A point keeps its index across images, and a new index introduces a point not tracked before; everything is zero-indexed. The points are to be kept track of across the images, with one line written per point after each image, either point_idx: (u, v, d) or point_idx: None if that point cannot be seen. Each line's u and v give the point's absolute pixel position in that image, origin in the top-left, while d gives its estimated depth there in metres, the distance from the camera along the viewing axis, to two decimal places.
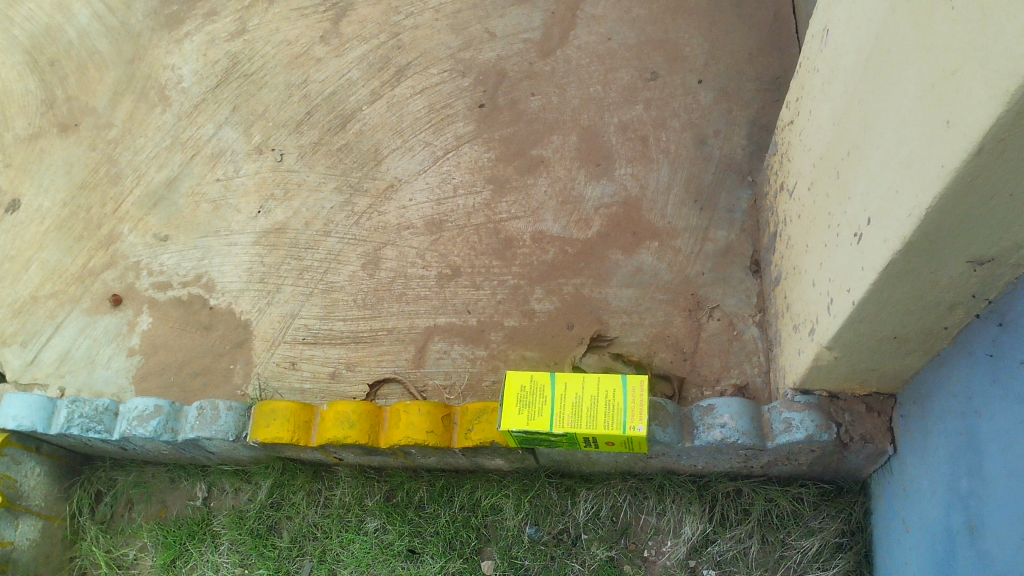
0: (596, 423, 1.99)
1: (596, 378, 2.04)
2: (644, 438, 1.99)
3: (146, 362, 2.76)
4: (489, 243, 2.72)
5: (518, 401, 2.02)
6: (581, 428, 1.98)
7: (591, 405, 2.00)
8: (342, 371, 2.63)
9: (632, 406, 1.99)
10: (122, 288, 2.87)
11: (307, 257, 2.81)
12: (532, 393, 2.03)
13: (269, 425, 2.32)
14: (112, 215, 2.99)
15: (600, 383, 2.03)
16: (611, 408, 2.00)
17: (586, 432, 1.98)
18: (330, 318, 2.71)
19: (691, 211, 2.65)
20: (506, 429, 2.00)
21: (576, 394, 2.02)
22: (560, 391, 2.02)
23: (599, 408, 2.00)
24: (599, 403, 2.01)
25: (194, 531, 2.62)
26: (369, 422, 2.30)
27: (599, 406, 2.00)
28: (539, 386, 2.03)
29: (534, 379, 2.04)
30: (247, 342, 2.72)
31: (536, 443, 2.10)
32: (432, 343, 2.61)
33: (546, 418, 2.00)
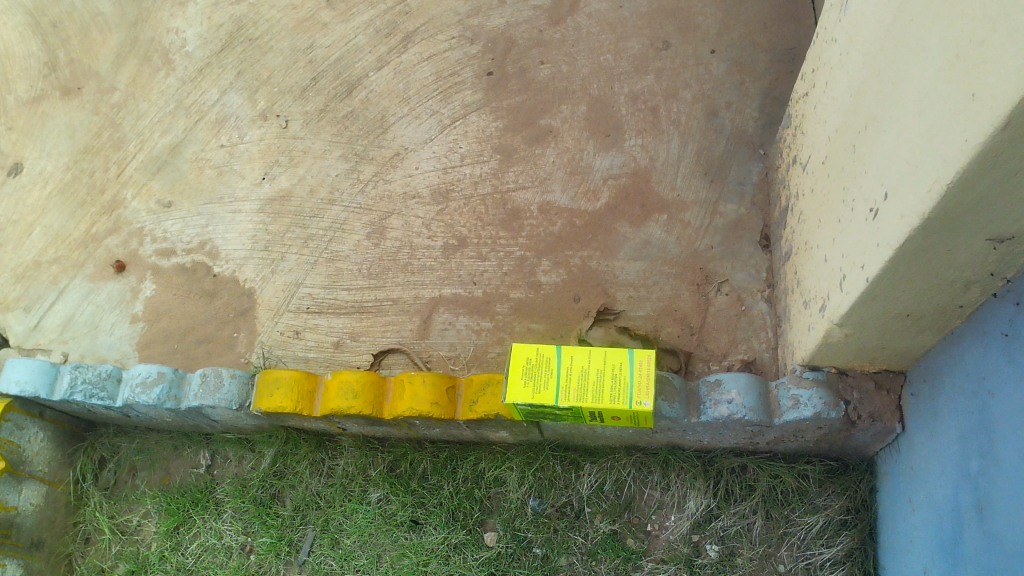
0: (603, 397, 1.96)
1: (603, 353, 2.01)
2: (651, 413, 1.97)
3: (150, 329, 2.74)
4: (496, 213, 2.69)
5: (523, 374, 2.00)
6: (589, 402, 1.96)
7: (598, 380, 1.98)
8: (346, 341, 2.62)
9: (639, 382, 1.97)
10: (125, 254, 2.85)
11: (312, 225, 2.78)
12: (539, 368, 2.00)
13: (273, 394, 2.30)
14: (115, 180, 2.96)
15: (608, 359, 2.00)
16: (621, 383, 1.97)
17: (594, 406, 1.96)
18: (334, 288, 2.69)
19: (701, 184, 2.61)
20: (511, 401, 1.98)
21: (585, 368, 1.99)
22: (568, 365, 2.00)
23: (608, 383, 1.98)
24: (607, 378, 1.98)
25: (197, 498, 2.64)
26: (373, 392, 2.28)
27: (608, 380, 1.98)
28: (546, 360, 2.01)
29: (541, 353, 2.02)
30: (250, 311, 2.71)
31: (541, 416, 2.08)
32: (437, 314, 2.60)
33: (554, 392, 1.98)
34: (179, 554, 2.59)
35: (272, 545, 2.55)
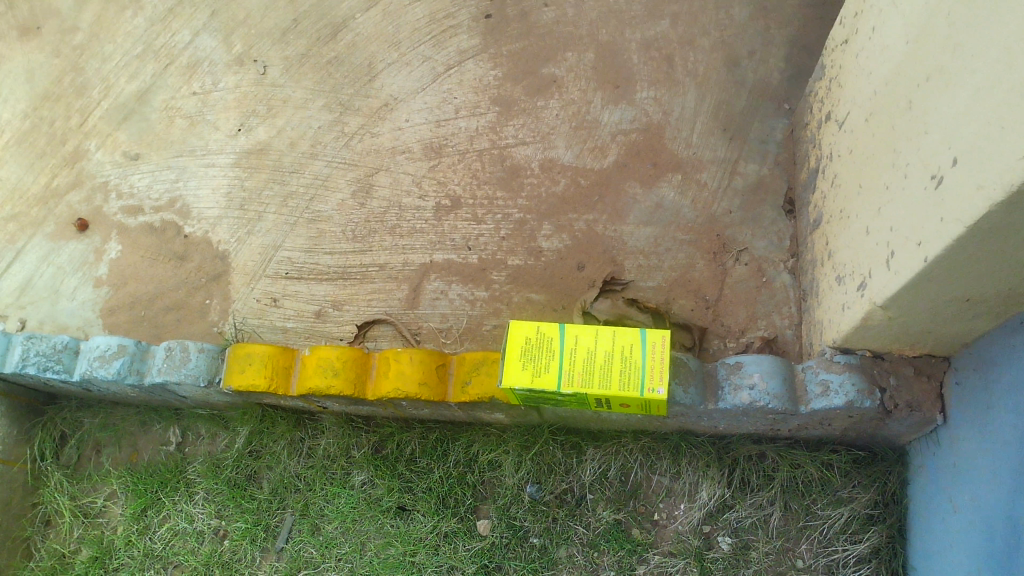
0: (611, 383, 1.75)
1: (612, 332, 1.79)
2: (664, 402, 1.76)
3: (115, 295, 2.52)
4: (493, 171, 2.45)
5: (521, 356, 1.78)
6: (595, 388, 1.75)
7: (606, 363, 1.76)
8: (328, 311, 2.40)
9: (651, 366, 1.75)
10: (88, 212, 2.61)
11: (292, 182, 2.54)
12: (539, 348, 1.78)
13: (245, 371, 2.08)
14: (77, 130, 2.70)
15: (617, 339, 1.78)
16: (631, 366, 1.76)
17: (600, 393, 1.75)
18: (316, 251, 2.46)
19: (719, 141, 2.37)
20: (508, 386, 1.76)
21: (591, 349, 1.77)
22: (572, 345, 1.78)
23: (617, 366, 1.76)
24: (616, 361, 1.76)
25: (166, 479, 2.44)
26: (355, 370, 2.06)
27: (617, 363, 1.76)
28: (548, 340, 1.79)
29: (541, 331, 1.80)
30: (224, 275, 2.49)
31: (541, 401, 1.87)
32: (428, 282, 2.37)
33: (555, 376, 1.76)
34: (146, 538, 2.40)
35: (246, 530, 2.36)
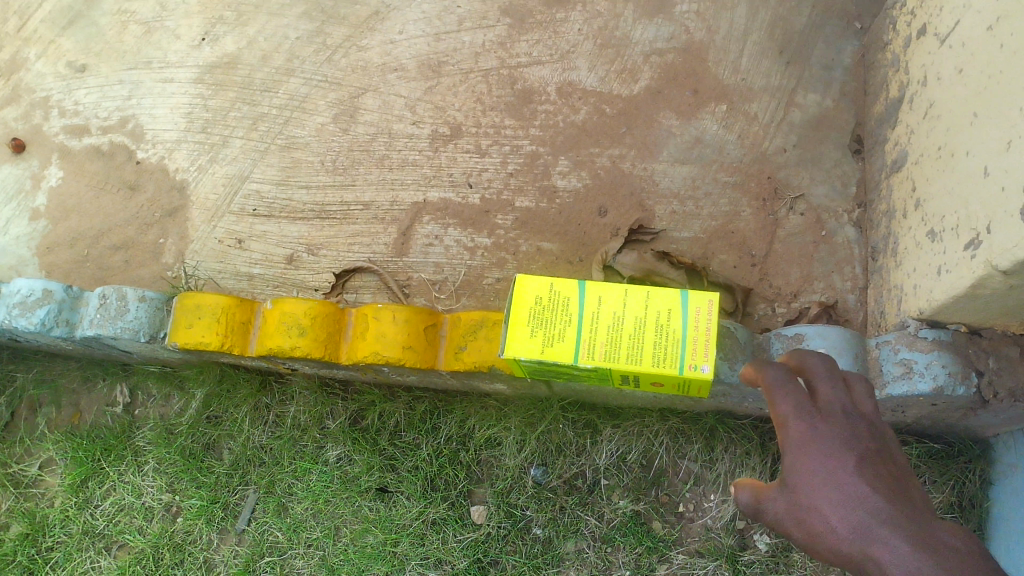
0: (644, 357, 1.38)
1: (645, 293, 1.42)
2: (709, 383, 1.39)
3: (55, 229, 2.15)
4: (502, 95, 2.05)
5: (529, 320, 1.41)
6: (623, 363, 1.38)
7: (638, 332, 1.40)
8: (301, 255, 2.03)
9: (693, 338, 1.38)
10: (26, 131, 2.23)
11: (263, 102, 2.15)
12: (553, 312, 1.41)
13: (193, 326, 1.72)
14: (15, 35, 2.30)
15: (652, 302, 1.41)
16: (669, 337, 1.39)
17: (629, 369, 1.38)
18: (289, 185, 2.08)
19: (774, 65, 1.97)
20: (511, 357, 1.40)
21: (618, 314, 1.41)
22: (595, 309, 1.41)
23: (651, 336, 1.39)
24: (650, 329, 1.40)
25: (110, 446, 2.09)
26: (327, 330, 1.70)
27: (651, 332, 1.39)
28: (564, 300, 1.42)
29: (555, 289, 1.42)
30: (181, 210, 2.11)
31: (552, 375, 1.51)
32: (420, 224, 2.00)
33: (574, 347, 1.39)
34: (87, 514, 2.07)
35: (202, 509, 2.02)
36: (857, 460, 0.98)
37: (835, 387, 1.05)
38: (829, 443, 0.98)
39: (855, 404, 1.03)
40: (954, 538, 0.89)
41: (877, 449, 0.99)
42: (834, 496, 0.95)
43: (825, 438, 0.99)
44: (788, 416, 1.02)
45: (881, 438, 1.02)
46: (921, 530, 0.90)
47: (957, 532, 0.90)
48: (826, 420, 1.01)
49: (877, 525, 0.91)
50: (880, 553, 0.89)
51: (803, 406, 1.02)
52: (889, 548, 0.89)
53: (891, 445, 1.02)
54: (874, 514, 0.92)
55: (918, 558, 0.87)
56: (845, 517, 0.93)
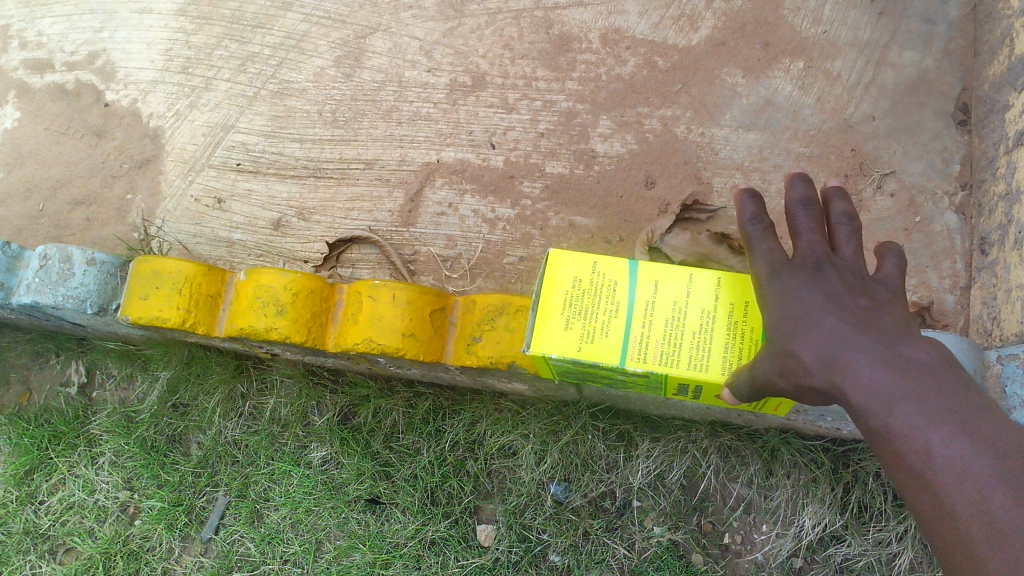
0: (712, 362, 1.04)
1: (716, 276, 1.07)
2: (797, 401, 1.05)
3: (8, 179, 1.85)
4: (534, 42, 1.74)
5: (562, 305, 1.06)
6: (683, 368, 1.04)
7: (705, 328, 1.05)
8: (290, 220, 1.72)
9: None
10: None
11: (255, 40, 1.84)
12: (593, 299, 1.06)
13: (150, 298, 1.42)
14: None
15: (725, 288, 1.06)
16: (747, 336, 1.04)
17: (691, 377, 1.04)
18: (281, 137, 1.77)
19: (864, 16, 1.64)
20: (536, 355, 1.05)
21: (680, 304, 1.06)
22: (650, 296, 1.06)
23: (723, 334, 1.04)
24: (721, 324, 1.05)
25: (61, 433, 1.79)
26: (312, 309, 1.40)
27: (723, 329, 1.04)
28: (609, 283, 1.07)
29: (598, 269, 1.08)
30: (153, 162, 1.80)
31: (586, 377, 1.17)
32: (431, 189, 1.68)
33: (619, 346, 1.05)
34: (29, 510, 1.76)
35: (162, 512, 1.71)
36: (831, 297, 0.91)
37: (814, 236, 0.96)
38: (799, 290, 0.93)
39: (830, 254, 0.95)
40: (919, 351, 0.87)
41: (853, 284, 0.93)
42: (808, 335, 0.90)
43: (795, 287, 0.93)
44: (760, 275, 0.96)
45: (858, 274, 0.94)
46: (885, 342, 0.88)
47: (924, 345, 0.88)
48: (797, 273, 0.94)
49: (842, 345, 0.88)
50: (844, 376, 0.86)
51: (774, 265, 0.95)
52: (855, 369, 0.86)
53: (871, 280, 0.95)
54: (840, 340, 0.88)
55: (881, 375, 0.85)
56: (814, 347, 0.89)
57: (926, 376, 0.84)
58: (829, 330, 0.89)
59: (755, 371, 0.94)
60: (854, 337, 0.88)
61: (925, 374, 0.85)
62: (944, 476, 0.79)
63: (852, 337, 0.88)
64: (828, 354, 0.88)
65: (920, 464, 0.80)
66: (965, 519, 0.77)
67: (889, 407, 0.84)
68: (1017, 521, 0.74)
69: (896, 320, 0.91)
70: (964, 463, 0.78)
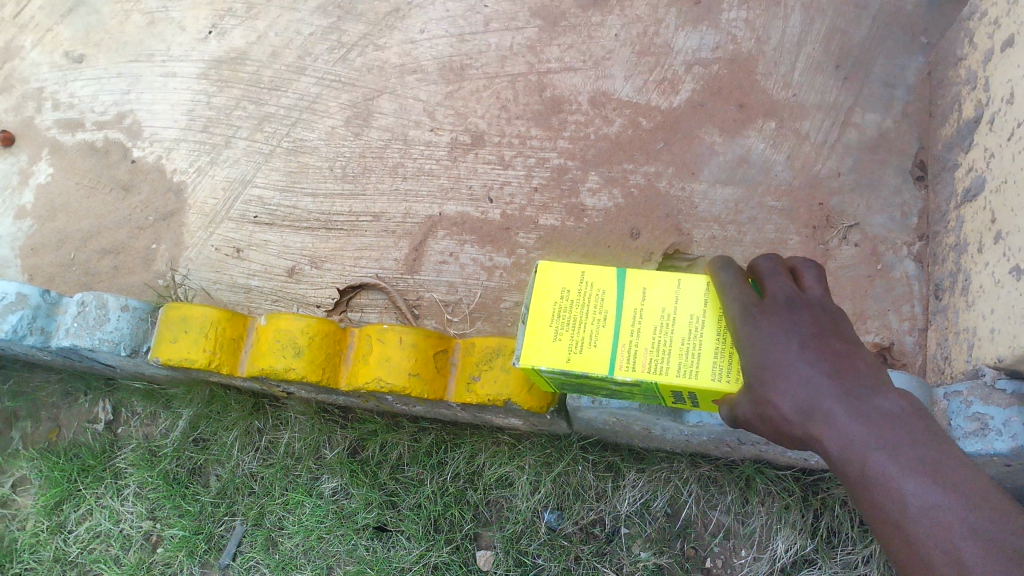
0: (694, 370, 1.09)
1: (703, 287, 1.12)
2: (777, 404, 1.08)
3: (41, 231, 2.00)
4: (528, 104, 1.89)
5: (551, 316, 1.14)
6: (665, 376, 1.09)
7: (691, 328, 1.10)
8: (304, 268, 1.87)
9: None
10: (16, 124, 2.07)
11: (271, 101, 1.99)
12: (580, 309, 1.13)
13: (179, 341, 1.56)
14: (11, 22, 2.15)
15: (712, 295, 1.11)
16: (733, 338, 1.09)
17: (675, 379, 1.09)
18: (295, 191, 1.92)
19: (830, 81, 1.79)
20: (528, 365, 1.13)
21: (670, 310, 1.11)
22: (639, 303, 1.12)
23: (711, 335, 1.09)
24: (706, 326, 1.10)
25: (89, 466, 1.92)
26: (327, 351, 1.54)
27: (710, 337, 1.10)
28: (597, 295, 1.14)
29: (585, 280, 1.14)
30: (177, 215, 1.95)
31: (586, 387, 1.23)
32: (434, 239, 1.83)
33: (605, 358, 1.11)
34: (60, 539, 1.90)
35: (183, 540, 1.83)
36: (806, 347, 1.00)
37: (780, 281, 1.07)
38: (773, 334, 1.01)
39: (797, 294, 1.05)
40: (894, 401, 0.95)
41: (824, 332, 1.02)
42: (784, 384, 0.98)
43: (766, 329, 1.01)
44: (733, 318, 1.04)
45: (827, 322, 1.03)
46: (859, 393, 0.96)
47: (897, 396, 0.95)
48: (767, 312, 1.02)
49: (819, 397, 0.96)
50: (822, 426, 0.95)
51: (744, 306, 1.04)
52: (831, 419, 0.95)
53: (840, 319, 1.04)
54: (817, 388, 0.97)
55: (858, 426, 0.93)
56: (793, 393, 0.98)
57: (903, 427, 0.92)
58: (805, 374, 0.98)
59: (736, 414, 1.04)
60: (831, 388, 0.97)
61: (897, 422, 0.92)
62: (917, 522, 0.85)
63: (829, 387, 0.97)
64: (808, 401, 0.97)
65: (895, 510, 0.87)
66: (938, 564, 0.83)
67: (865, 455, 0.91)
68: (984, 567, 0.81)
69: (868, 369, 0.99)
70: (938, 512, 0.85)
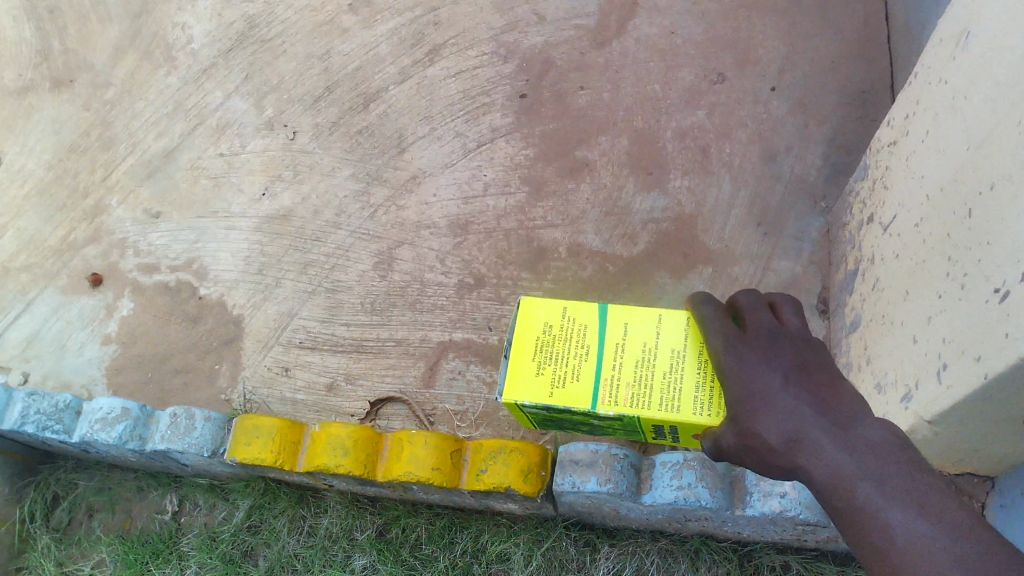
0: (643, 403, 1.50)
1: (665, 324, 1.53)
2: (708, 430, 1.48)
3: (123, 354, 2.45)
4: (519, 253, 2.39)
5: (540, 354, 1.55)
6: (623, 408, 1.50)
7: (661, 370, 1.51)
8: (340, 384, 2.32)
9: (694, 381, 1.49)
10: (103, 267, 2.56)
11: (313, 250, 2.49)
12: (565, 350, 1.55)
13: (250, 444, 2.01)
14: (100, 184, 2.65)
15: (674, 334, 1.53)
16: (701, 380, 1.49)
17: (651, 414, 1.49)
18: (333, 322, 2.40)
19: (753, 236, 2.31)
20: (520, 395, 1.53)
21: (634, 354, 1.53)
22: (610, 347, 1.54)
23: (682, 377, 1.50)
24: (675, 368, 1.51)
25: (159, 550, 2.31)
26: (367, 451, 1.99)
27: (659, 373, 1.51)
28: (575, 330, 1.56)
29: (569, 325, 1.56)
30: (237, 341, 2.42)
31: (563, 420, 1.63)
32: (446, 361, 2.30)
33: (580, 391, 1.52)
34: None
35: None
36: (787, 381, 1.32)
37: (760, 318, 1.42)
38: (754, 364, 1.35)
39: (773, 326, 1.40)
40: (872, 434, 1.21)
41: (800, 363, 1.34)
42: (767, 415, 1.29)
43: (748, 360, 1.36)
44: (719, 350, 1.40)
45: (803, 352, 1.37)
46: (842, 429, 1.23)
47: (877, 427, 1.21)
48: (746, 346, 1.38)
49: (806, 429, 1.25)
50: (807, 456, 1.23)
51: (728, 339, 1.40)
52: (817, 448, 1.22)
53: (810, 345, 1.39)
54: (802, 423, 1.25)
55: (841, 456, 1.19)
56: (780, 430, 1.27)
57: (880, 458, 1.17)
58: (791, 415, 1.27)
59: (723, 445, 1.36)
60: (816, 424, 1.25)
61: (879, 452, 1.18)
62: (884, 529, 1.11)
63: (814, 422, 1.25)
64: (795, 436, 1.25)
65: (878, 534, 1.10)
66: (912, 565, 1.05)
67: (849, 485, 1.16)
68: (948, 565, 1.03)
69: (849, 401, 1.27)
70: (915, 534, 1.07)
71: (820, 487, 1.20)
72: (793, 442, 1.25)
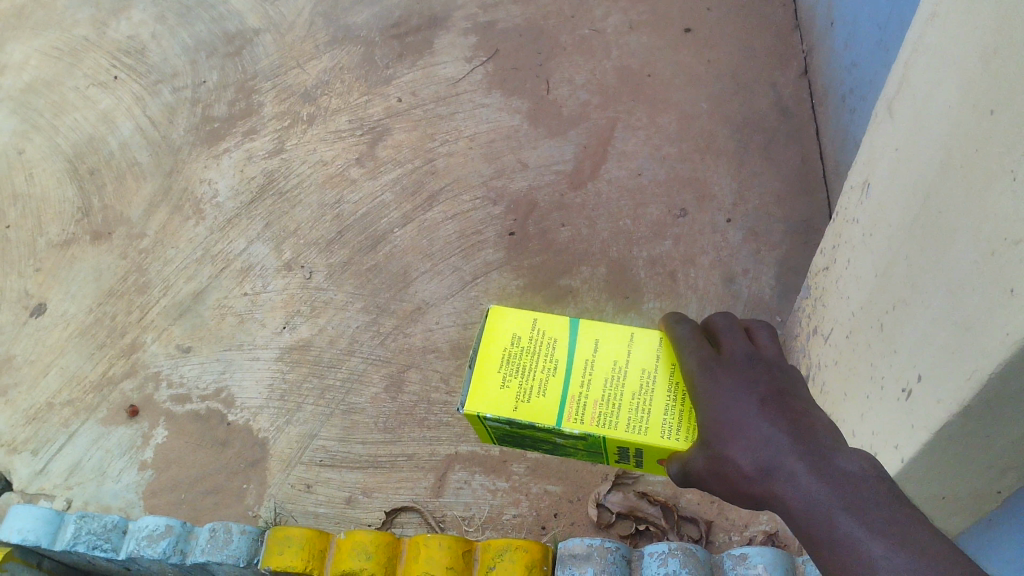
0: (611, 424, 1.67)
1: (636, 349, 1.73)
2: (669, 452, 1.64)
3: (158, 478, 2.70)
4: None
5: (511, 370, 1.72)
6: (589, 427, 1.67)
7: (629, 392, 1.69)
8: (358, 497, 2.58)
9: (657, 406, 1.66)
10: (140, 399, 2.83)
11: (330, 375, 2.78)
12: (535, 368, 1.73)
13: (282, 553, 2.23)
14: (136, 324, 2.96)
15: (644, 358, 1.72)
16: (667, 406, 1.66)
17: (617, 435, 1.65)
18: (349, 441, 2.66)
19: None
20: (488, 406, 1.69)
21: (603, 377, 1.71)
22: (580, 369, 1.72)
23: (650, 402, 1.67)
24: (643, 391, 1.68)
25: None
26: (387, 554, 2.23)
27: (627, 397, 1.69)
28: (549, 353, 1.74)
29: (543, 346, 1.75)
30: (262, 462, 2.68)
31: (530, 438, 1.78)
32: (453, 471, 2.57)
33: (547, 408, 1.69)
34: None
35: None
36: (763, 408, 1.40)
37: (736, 339, 1.56)
38: (731, 387, 1.45)
39: (747, 351, 1.53)
40: (851, 464, 1.26)
41: (777, 389, 1.43)
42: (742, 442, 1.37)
43: (721, 382, 1.48)
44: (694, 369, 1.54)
45: (779, 378, 1.47)
46: (821, 456, 1.28)
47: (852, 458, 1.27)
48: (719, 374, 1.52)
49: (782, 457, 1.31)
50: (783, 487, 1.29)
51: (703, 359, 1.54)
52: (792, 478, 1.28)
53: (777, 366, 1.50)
54: (780, 448, 1.32)
55: (817, 485, 1.25)
56: (757, 456, 1.34)
57: (855, 486, 1.22)
58: (766, 440, 1.35)
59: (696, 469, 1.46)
60: (794, 449, 1.31)
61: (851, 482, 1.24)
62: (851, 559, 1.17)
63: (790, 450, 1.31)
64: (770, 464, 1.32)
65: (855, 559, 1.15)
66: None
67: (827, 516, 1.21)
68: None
69: (825, 432, 1.34)
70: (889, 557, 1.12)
71: (797, 514, 1.26)
72: (770, 467, 1.32)
